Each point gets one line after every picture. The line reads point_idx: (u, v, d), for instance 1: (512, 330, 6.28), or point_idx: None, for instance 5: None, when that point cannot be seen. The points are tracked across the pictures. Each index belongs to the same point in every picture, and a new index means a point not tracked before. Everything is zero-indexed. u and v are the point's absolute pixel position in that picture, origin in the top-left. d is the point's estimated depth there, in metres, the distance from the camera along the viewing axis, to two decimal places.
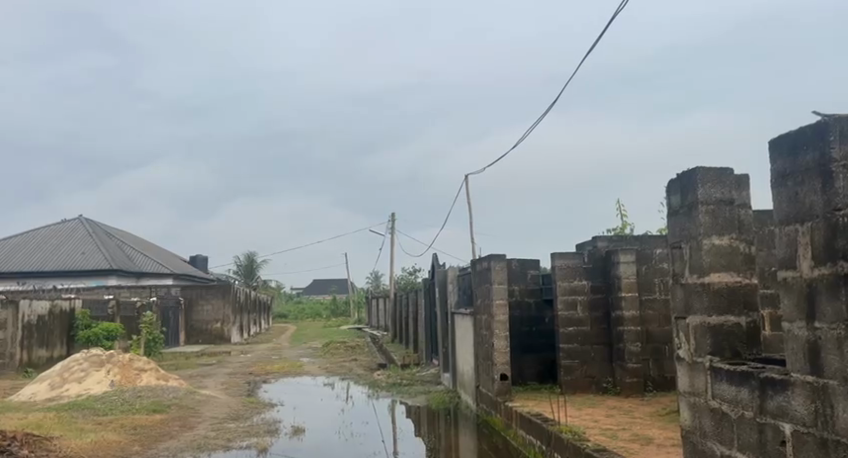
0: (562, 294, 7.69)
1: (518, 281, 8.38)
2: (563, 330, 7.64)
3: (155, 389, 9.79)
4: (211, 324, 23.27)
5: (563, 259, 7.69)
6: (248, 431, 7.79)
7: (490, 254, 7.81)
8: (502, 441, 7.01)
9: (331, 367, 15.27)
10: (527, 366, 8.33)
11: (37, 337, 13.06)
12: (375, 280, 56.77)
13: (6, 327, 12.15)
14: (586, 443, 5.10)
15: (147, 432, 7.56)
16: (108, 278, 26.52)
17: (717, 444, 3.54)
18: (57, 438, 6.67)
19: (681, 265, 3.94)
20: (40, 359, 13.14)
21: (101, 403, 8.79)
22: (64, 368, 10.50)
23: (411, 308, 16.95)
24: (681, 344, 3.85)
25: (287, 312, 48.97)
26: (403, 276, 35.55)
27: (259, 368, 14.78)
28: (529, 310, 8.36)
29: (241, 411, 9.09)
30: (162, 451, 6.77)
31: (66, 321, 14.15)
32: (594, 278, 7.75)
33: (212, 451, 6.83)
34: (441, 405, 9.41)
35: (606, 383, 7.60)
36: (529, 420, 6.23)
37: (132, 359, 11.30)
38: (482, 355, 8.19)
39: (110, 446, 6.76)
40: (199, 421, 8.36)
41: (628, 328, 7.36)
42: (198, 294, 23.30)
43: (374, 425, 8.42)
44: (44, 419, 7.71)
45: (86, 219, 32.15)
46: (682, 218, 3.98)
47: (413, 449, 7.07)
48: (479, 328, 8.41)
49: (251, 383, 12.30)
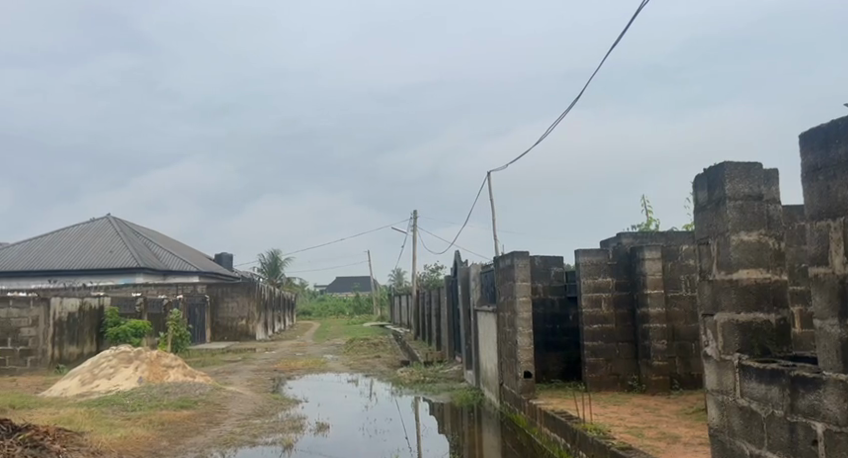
0: (587, 291, 7.64)
1: (541, 277, 8.34)
2: (588, 327, 7.59)
3: (182, 385, 9.92)
4: (237, 321, 23.51)
5: (588, 255, 7.63)
6: (274, 427, 7.86)
7: (513, 251, 7.76)
8: (526, 438, 6.99)
9: (355, 364, 15.34)
10: (550, 364, 8.29)
11: (68, 333, 13.32)
12: (397, 277, 56.91)
13: (38, 324, 12.41)
14: (611, 441, 5.07)
15: (175, 427, 7.67)
16: (136, 276, 26.95)
17: (746, 443, 3.49)
18: (88, 433, 6.80)
19: (708, 261, 3.88)
20: (71, 355, 13.40)
21: (130, 399, 8.94)
22: (94, 364, 10.70)
23: (434, 305, 16.94)
24: (709, 342, 3.80)
25: (311, 309, 49.32)
26: (425, 273, 35.56)
27: (284, 365, 14.91)
28: (553, 307, 8.32)
29: (267, 408, 9.19)
30: (190, 446, 6.86)
31: (95, 318, 14.42)
32: (619, 275, 7.67)
33: (238, 447, 6.91)
34: (464, 402, 9.41)
35: (632, 381, 7.53)
36: (554, 418, 6.19)
37: (160, 355, 11.47)
38: (505, 352, 8.16)
39: (139, 441, 6.87)
40: (226, 417, 8.46)
41: (653, 326, 7.27)
42: (223, 291, 23.56)
43: (398, 422, 8.44)
44: (75, 414, 7.86)
45: (114, 218, 32.69)
46: (709, 214, 3.92)
47: (436, 446, 7.08)
48: (502, 325, 8.39)
49: (276, 380, 12.42)
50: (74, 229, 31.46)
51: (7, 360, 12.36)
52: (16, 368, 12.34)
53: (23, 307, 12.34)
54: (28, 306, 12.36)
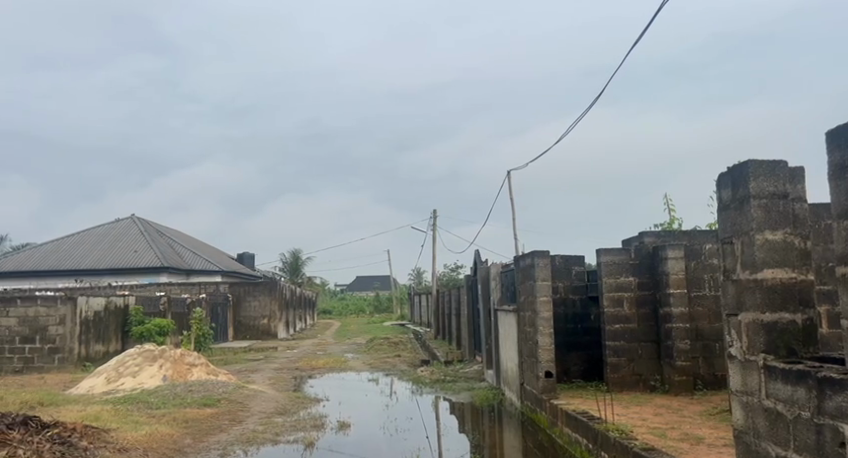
0: (609, 291, 7.59)
1: (562, 277, 8.30)
2: (609, 327, 7.54)
3: (205, 383, 10.03)
4: (259, 320, 23.71)
5: (609, 254, 7.58)
6: (295, 425, 7.92)
7: (534, 250, 7.72)
8: (547, 438, 6.95)
9: (376, 363, 15.39)
10: (571, 364, 8.25)
11: (94, 332, 13.53)
12: (417, 276, 57.00)
13: (65, 323, 12.63)
14: (633, 442, 5.03)
15: (199, 425, 7.76)
16: (160, 276, 27.31)
17: (771, 444, 3.45)
18: (114, 430, 6.91)
19: (732, 260, 3.84)
20: (97, 353, 13.62)
21: (154, 397, 9.06)
22: (119, 362, 10.86)
23: (454, 305, 16.93)
24: (734, 342, 3.76)
25: (331, 308, 49.60)
26: (445, 273, 35.57)
27: (305, 364, 15.01)
28: (574, 307, 8.28)
29: (289, 406, 9.26)
30: (213, 444, 6.95)
31: (120, 317, 14.65)
32: (642, 274, 7.61)
33: (261, 445, 6.97)
34: (485, 402, 9.39)
35: (654, 381, 7.46)
36: (576, 418, 6.15)
37: (184, 354, 11.62)
38: (526, 352, 8.13)
39: (163, 438, 6.96)
40: (248, 415, 8.55)
41: (677, 326, 7.20)
42: (245, 291, 23.78)
43: (418, 422, 8.46)
44: (101, 411, 7.99)
45: (138, 218, 33.15)
46: (733, 213, 3.87)
47: (457, 446, 7.08)
48: (523, 325, 8.36)
49: (297, 379, 12.50)
50: (99, 229, 31.94)
51: (35, 358, 12.59)
52: (45, 366, 12.58)
53: (50, 306, 12.57)
54: (56, 305, 12.59)
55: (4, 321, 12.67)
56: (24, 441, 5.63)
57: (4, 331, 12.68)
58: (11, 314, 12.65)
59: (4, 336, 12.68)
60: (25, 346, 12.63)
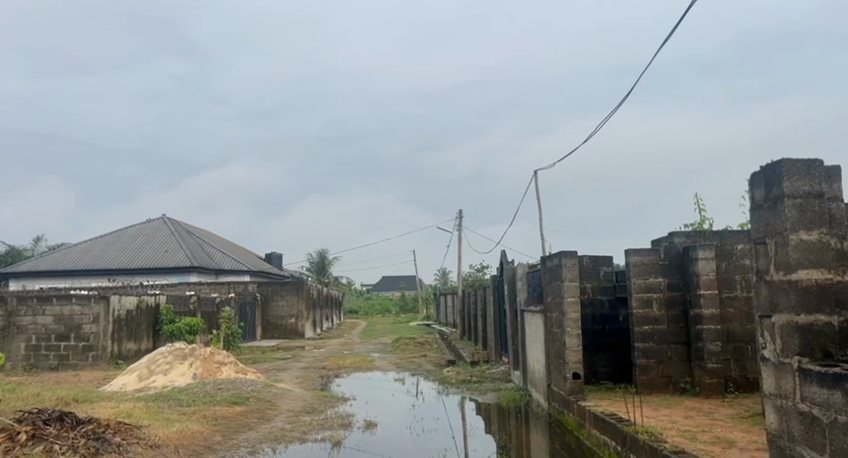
0: (638, 291, 7.50)
1: (590, 277, 8.23)
2: (639, 329, 7.45)
3: (234, 382, 10.17)
4: (287, 319, 23.93)
5: (638, 255, 7.50)
6: (323, 423, 8.00)
7: (561, 250, 7.67)
8: (575, 440, 6.90)
9: (402, 363, 15.43)
10: (599, 365, 8.18)
11: (126, 330, 13.80)
12: (443, 276, 57.02)
13: (98, 321, 12.89)
14: (663, 444, 4.96)
15: (228, 423, 7.87)
16: (190, 275, 27.74)
17: (807, 449, 3.38)
18: (147, 427, 7.04)
19: (765, 261, 3.77)
20: (129, 351, 13.88)
21: (185, 395, 9.21)
22: (151, 360, 11.05)
23: (480, 305, 16.91)
24: (767, 344, 3.69)
25: (358, 307, 49.87)
26: (470, 273, 35.53)
27: (332, 363, 15.11)
28: (602, 308, 8.20)
29: (316, 405, 9.34)
30: (242, 442, 7.03)
31: (152, 316, 14.92)
32: (672, 275, 7.52)
33: (289, 443, 7.05)
34: (512, 403, 9.35)
35: (684, 383, 7.35)
36: (604, 420, 6.11)
37: (213, 352, 11.78)
38: (553, 353, 8.07)
39: (194, 435, 7.08)
40: (276, 413, 8.65)
41: (707, 328, 7.10)
42: (273, 290, 24.03)
43: (445, 422, 8.46)
44: (134, 408, 8.16)
45: (169, 218, 33.70)
46: (766, 213, 3.81)
47: (483, 446, 7.08)
48: (550, 326, 8.31)
49: (324, 378, 12.60)
50: (131, 229, 32.57)
51: (70, 356, 12.87)
52: (79, 363, 12.84)
53: (84, 305, 12.86)
54: (89, 303, 12.87)
55: (40, 319, 12.95)
56: (60, 436, 5.77)
57: (40, 328, 12.94)
58: (46, 313, 12.93)
59: (40, 333, 12.93)
60: (60, 344, 12.89)
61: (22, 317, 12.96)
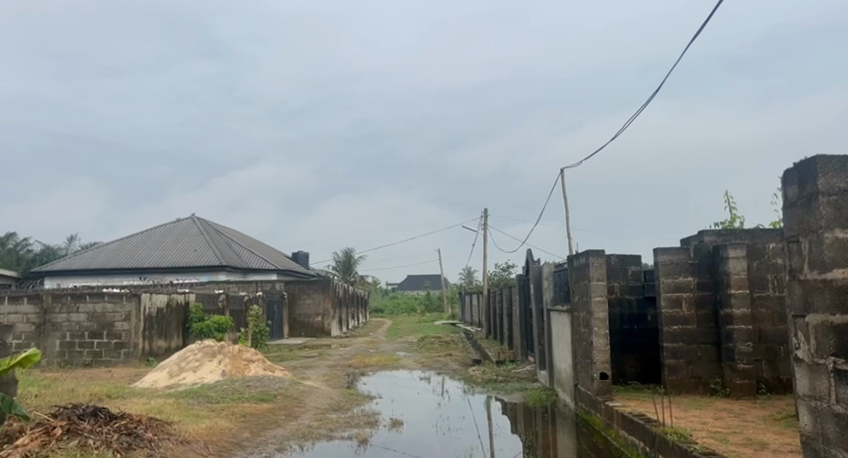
0: (666, 291, 7.41)
1: (618, 277, 8.15)
2: (668, 328, 7.36)
3: (262, 379, 10.29)
4: (313, 318, 24.11)
5: (667, 254, 7.41)
6: (349, 421, 8.04)
7: (588, 249, 7.62)
8: (602, 440, 6.84)
9: (427, 362, 15.43)
10: (627, 365, 8.10)
11: (157, 328, 14.05)
12: (468, 276, 56.95)
13: (130, 319, 13.15)
14: (693, 446, 4.90)
15: (256, 420, 7.96)
16: (219, 274, 28.11)
17: (843, 452, 3.32)
18: (177, 423, 7.15)
19: (799, 260, 3.70)
20: (160, 349, 14.12)
21: (214, 392, 9.34)
22: (181, 358, 11.23)
23: (506, 304, 16.84)
24: (801, 344, 3.63)
25: (383, 306, 50.09)
26: (496, 272, 35.45)
27: (358, 361, 15.20)
28: (630, 308, 8.12)
29: (342, 402, 9.41)
30: (270, 439, 7.11)
31: (181, 313, 15.16)
32: (701, 274, 7.41)
33: (316, 440, 7.10)
34: (538, 403, 9.31)
35: (715, 384, 7.24)
36: (632, 421, 6.05)
37: (241, 350, 11.94)
38: (580, 353, 8.01)
39: (223, 432, 7.16)
40: (303, 410, 8.72)
41: (738, 327, 7.00)
42: (300, 289, 24.25)
43: (471, 421, 8.45)
44: (165, 404, 8.29)
45: (197, 218, 34.21)
46: (800, 210, 3.73)
47: (509, 446, 7.05)
48: (576, 325, 8.26)
49: (350, 376, 12.69)
50: (161, 228, 33.14)
51: (103, 352, 13.13)
52: (111, 360, 13.10)
53: (117, 303, 13.13)
54: (121, 301, 13.13)
55: (74, 316, 13.22)
56: (94, 431, 5.90)
57: (74, 326, 13.21)
58: (80, 310, 13.21)
59: (74, 330, 13.21)
60: (93, 341, 13.16)
61: (57, 315, 13.23)
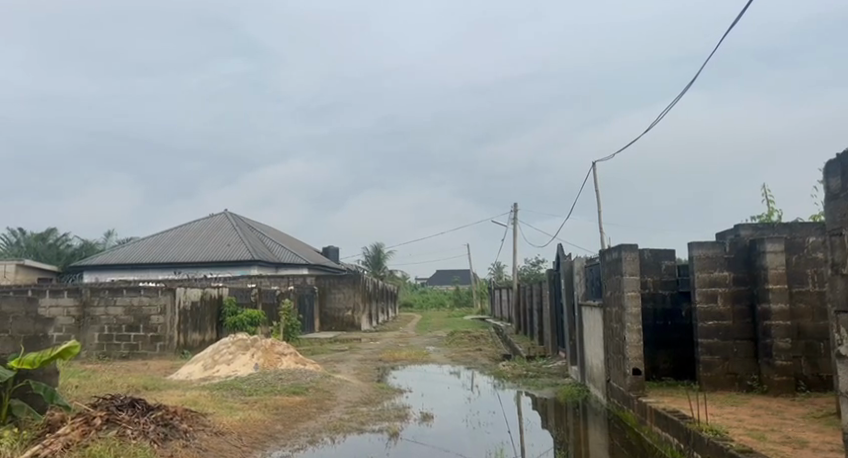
0: (702, 286, 7.28)
1: (651, 272, 8.03)
2: (702, 324, 7.23)
3: (294, 372, 10.42)
4: (343, 311, 24.28)
5: (702, 248, 7.29)
6: (380, 415, 8.09)
7: (620, 244, 7.52)
8: (635, 437, 6.76)
9: (457, 356, 15.43)
10: (660, 361, 7.99)
11: (192, 321, 14.32)
12: (498, 270, 56.80)
13: (165, 312, 13.44)
14: (730, 443, 4.81)
15: (289, 412, 8.05)
16: (251, 269, 28.51)
17: None
18: (212, 415, 7.27)
19: (842, 254, 3.59)
20: (194, 342, 14.39)
21: (247, 384, 9.49)
22: (215, 351, 11.42)
23: (536, 299, 16.73)
24: (844, 341, 3.53)
25: (413, 301, 50.27)
26: (526, 268, 35.24)
27: (388, 355, 15.28)
28: (664, 302, 8.01)
29: (373, 396, 9.47)
30: (302, 431, 7.19)
31: (215, 307, 15.41)
32: (737, 269, 7.27)
33: (347, 433, 7.15)
34: (569, 398, 9.25)
35: (751, 381, 7.10)
36: (666, 417, 5.96)
37: (273, 343, 12.09)
38: (612, 349, 7.92)
39: (256, 424, 7.26)
40: (335, 404, 8.80)
41: (776, 323, 6.83)
42: (330, 283, 24.42)
43: (501, 415, 8.44)
44: (199, 396, 8.45)
45: (230, 213, 34.70)
46: (843, 203, 3.63)
47: (540, 441, 7.02)
48: (609, 321, 8.17)
49: (380, 370, 12.77)
50: (195, 224, 33.74)
51: (139, 345, 13.41)
52: (148, 353, 13.37)
53: (152, 296, 13.41)
54: (157, 295, 13.42)
55: (112, 309, 13.51)
56: (132, 422, 6.03)
57: (111, 319, 13.51)
58: (117, 304, 13.49)
59: (112, 323, 13.50)
60: (130, 334, 13.44)
61: (95, 308, 13.54)
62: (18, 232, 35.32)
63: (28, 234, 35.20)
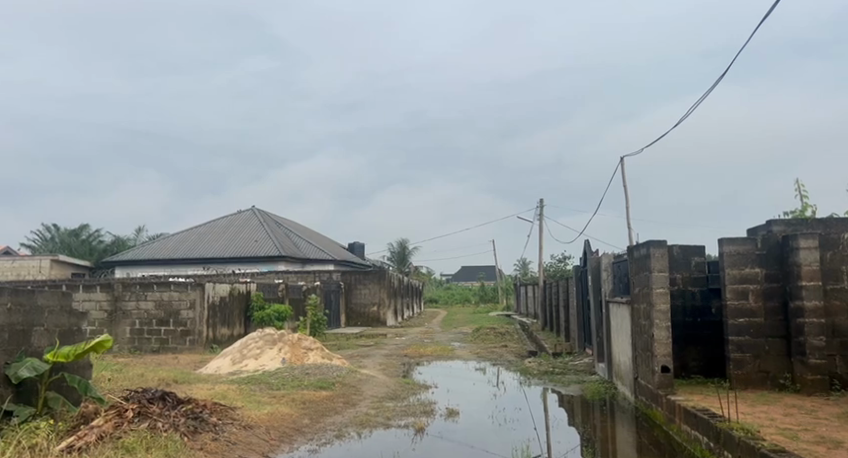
0: (732, 282, 7.16)
1: (680, 268, 7.92)
2: (733, 321, 7.11)
3: (320, 367, 10.52)
4: (369, 307, 24.40)
5: (733, 245, 7.17)
6: (405, 410, 8.12)
7: (649, 240, 7.43)
8: (663, 435, 6.69)
9: (482, 352, 15.40)
10: (690, 359, 7.88)
11: (220, 316, 14.53)
12: (523, 267, 56.50)
13: (195, 307, 13.65)
14: (761, 442, 4.73)
15: (316, 407, 8.13)
16: (278, 264, 28.81)
17: None
18: (240, 408, 7.36)
19: None
20: (223, 336, 14.60)
21: (275, 379, 9.60)
22: (243, 345, 11.55)
23: (562, 295, 16.62)
24: None
25: (438, 296, 50.33)
26: (552, 263, 34.98)
27: (413, 351, 15.32)
28: (693, 299, 7.90)
29: (399, 391, 9.49)
30: (328, 426, 7.24)
31: (243, 302, 15.61)
32: (769, 265, 7.13)
33: (373, 428, 7.20)
34: (596, 396, 9.17)
35: (784, 379, 6.96)
36: (696, 415, 5.89)
37: (301, 338, 12.21)
38: (641, 346, 7.84)
39: (283, 417, 7.34)
40: (360, 398, 8.86)
41: (810, 321, 6.69)
42: (356, 279, 24.56)
43: (526, 412, 8.40)
44: (228, 390, 8.57)
45: (257, 209, 35.07)
46: None
47: (566, 438, 6.99)
48: (637, 317, 8.08)
49: (406, 365, 12.82)
50: (223, 220, 34.17)
51: (170, 339, 13.63)
52: (178, 347, 13.59)
53: (182, 291, 13.64)
54: (186, 290, 13.64)
55: (143, 304, 13.75)
56: (163, 415, 6.14)
57: (142, 313, 13.74)
58: (148, 298, 13.72)
59: (143, 318, 13.73)
60: (160, 328, 13.67)
61: (127, 302, 13.78)
62: (51, 228, 36.12)
63: (61, 230, 35.94)
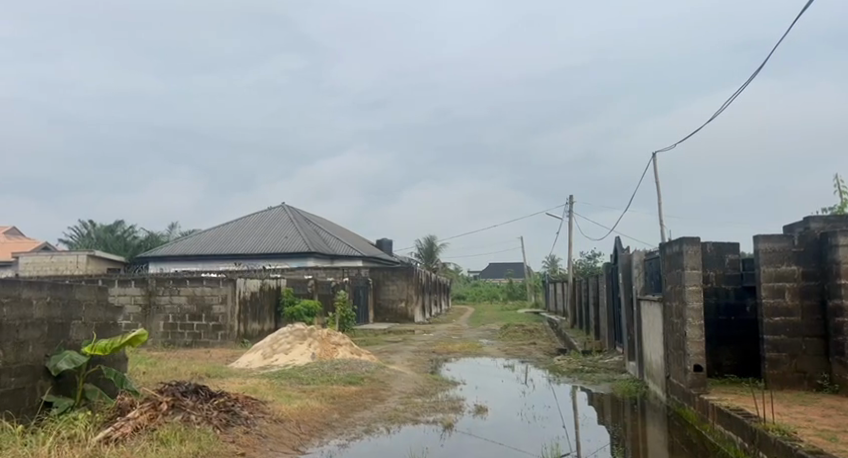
0: (767, 281, 7.02)
1: (714, 266, 7.79)
2: (769, 320, 6.96)
3: (349, 362, 10.59)
4: (397, 303, 24.48)
5: (768, 242, 7.02)
6: (434, 406, 8.13)
7: (682, 237, 7.33)
8: (696, 434, 6.60)
9: (511, 349, 15.35)
10: (723, 358, 7.75)
11: (251, 311, 14.71)
12: (552, 264, 56.09)
13: (226, 302, 13.83)
14: (798, 443, 4.64)
15: (345, 402, 8.17)
16: (307, 260, 29.07)
17: None
18: (271, 403, 7.45)
19: None
20: (254, 331, 14.79)
21: (305, 373, 9.69)
22: (274, 340, 11.68)
23: (592, 293, 16.45)
24: None
25: (465, 293, 50.29)
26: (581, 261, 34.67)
27: (442, 347, 15.32)
28: (727, 297, 7.76)
29: (427, 387, 9.51)
30: (358, 421, 7.30)
31: (274, 298, 15.79)
32: (807, 262, 6.97)
33: (402, 423, 7.23)
34: (627, 394, 9.08)
35: (821, 380, 6.81)
36: (729, 415, 5.79)
37: (330, 333, 12.31)
38: (673, 344, 7.74)
39: (313, 412, 7.41)
40: (389, 394, 8.91)
41: None
42: (384, 275, 24.65)
43: (556, 410, 8.35)
44: (259, 384, 8.66)
45: (287, 206, 35.43)
46: None
47: (596, 436, 6.93)
48: (669, 316, 7.96)
49: (434, 361, 12.84)
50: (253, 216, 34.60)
51: (202, 334, 13.85)
52: (210, 341, 13.79)
53: (214, 287, 13.83)
54: (218, 286, 13.83)
55: (176, 299, 13.98)
56: (196, 408, 6.23)
57: (176, 308, 13.98)
58: (181, 293, 13.96)
59: (176, 312, 13.97)
60: (193, 322, 13.89)
61: (160, 297, 14.03)
62: (88, 225, 36.96)
63: (97, 226, 36.80)
